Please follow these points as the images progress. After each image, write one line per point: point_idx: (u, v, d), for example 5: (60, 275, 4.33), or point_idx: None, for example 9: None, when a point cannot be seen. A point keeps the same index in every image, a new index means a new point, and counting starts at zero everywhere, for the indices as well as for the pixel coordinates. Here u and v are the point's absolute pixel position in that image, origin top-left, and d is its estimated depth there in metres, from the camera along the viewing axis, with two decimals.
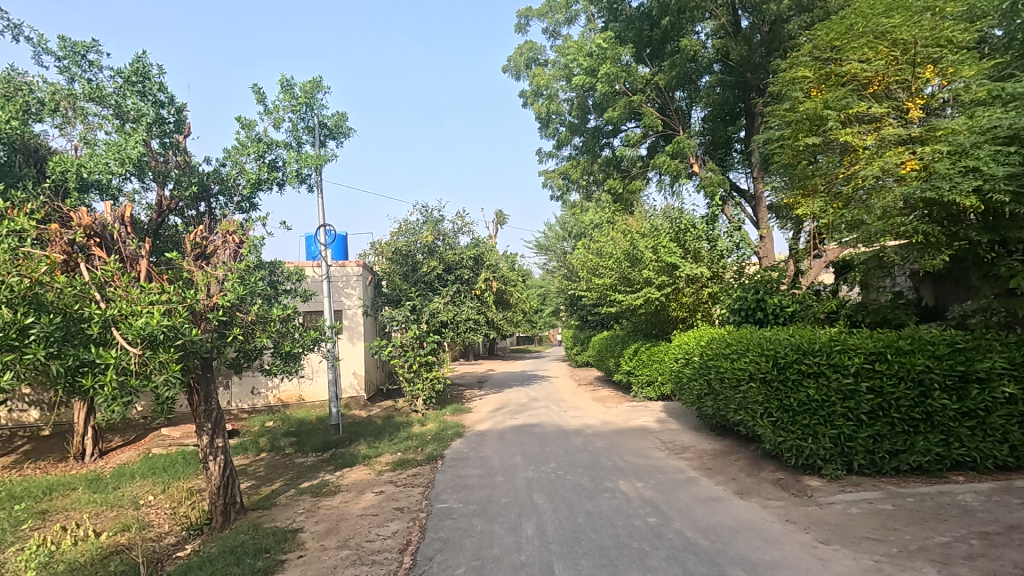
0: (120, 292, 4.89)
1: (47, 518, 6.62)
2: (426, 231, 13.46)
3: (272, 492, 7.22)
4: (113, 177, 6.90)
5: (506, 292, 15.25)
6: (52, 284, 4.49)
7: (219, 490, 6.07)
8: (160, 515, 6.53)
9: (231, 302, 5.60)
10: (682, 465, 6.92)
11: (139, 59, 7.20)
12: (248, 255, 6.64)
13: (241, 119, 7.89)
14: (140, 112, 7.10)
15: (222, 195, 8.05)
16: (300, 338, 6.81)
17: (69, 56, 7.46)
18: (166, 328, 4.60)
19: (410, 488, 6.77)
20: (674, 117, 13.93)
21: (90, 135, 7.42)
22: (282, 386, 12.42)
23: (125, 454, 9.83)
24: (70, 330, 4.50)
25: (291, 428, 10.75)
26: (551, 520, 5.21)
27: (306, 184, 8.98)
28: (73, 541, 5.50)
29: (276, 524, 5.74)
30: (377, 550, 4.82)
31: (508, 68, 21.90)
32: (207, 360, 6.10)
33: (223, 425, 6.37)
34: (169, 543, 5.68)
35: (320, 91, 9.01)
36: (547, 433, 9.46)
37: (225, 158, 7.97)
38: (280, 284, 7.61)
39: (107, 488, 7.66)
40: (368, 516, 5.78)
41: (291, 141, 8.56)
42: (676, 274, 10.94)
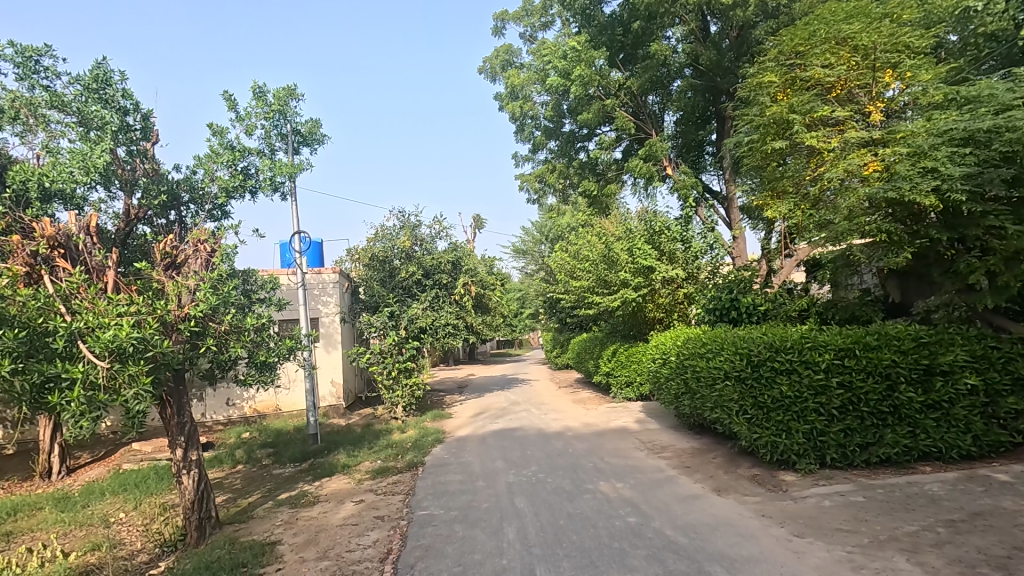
0: (86, 303, 4.76)
1: (12, 540, 6.38)
2: (404, 236, 13.41)
3: (248, 505, 7.08)
4: (78, 185, 6.74)
5: (485, 297, 15.29)
6: (15, 298, 4.40)
7: (194, 505, 5.93)
8: (132, 533, 6.36)
9: (204, 312, 5.50)
10: (661, 464, 7.01)
11: (100, 65, 7.03)
12: (220, 263, 6.49)
13: (211, 126, 7.79)
14: (104, 119, 6.93)
15: (193, 204, 7.92)
16: (275, 347, 6.70)
17: (23, 63, 7.24)
18: (136, 339, 4.52)
19: (390, 496, 6.72)
20: (647, 121, 14.16)
21: (53, 143, 7.23)
22: (258, 397, 12.21)
23: (94, 470, 9.55)
24: (35, 345, 4.39)
25: (268, 438, 10.56)
26: (532, 523, 5.23)
27: (280, 192, 8.86)
28: (39, 562, 5.34)
29: (253, 537, 5.64)
30: (357, 560, 4.78)
31: (483, 70, 21.97)
32: (178, 372, 5.94)
33: (196, 438, 6.21)
34: (142, 560, 5.55)
35: (294, 99, 8.94)
36: (528, 437, 9.46)
37: (196, 165, 7.85)
38: (254, 293, 7.46)
39: (76, 506, 7.43)
40: (347, 526, 5.72)
41: (264, 148, 8.46)
42: (653, 275, 11.09)
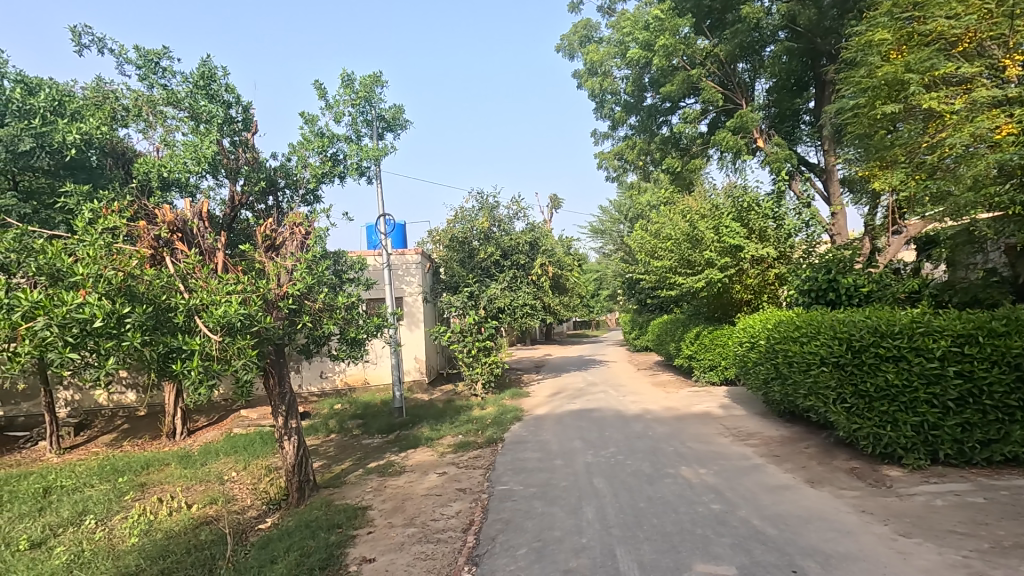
0: (201, 283, 5.23)
1: (146, 490, 7.27)
2: (483, 217, 13.63)
3: (342, 471, 7.60)
4: (191, 175, 7.37)
5: (562, 277, 15.24)
6: (143, 277, 4.91)
7: (294, 469, 6.43)
8: (243, 490, 7.04)
9: (300, 291, 5.88)
10: (747, 451, 6.71)
11: (205, 63, 7.60)
12: (314, 245, 6.87)
13: (304, 115, 8.23)
14: (212, 113, 7.51)
15: (288, 189, 8.45)
16: (364, 324, 7.03)
17: (144, 65, 7.98)
18: (243, 315, 4.91)
19: (472, 469, 6.95)
20: (736, 90, 13.37)
21: (169, 137, 7.96)
22: (348, 371, 12.98)
23: (210, 433, 10.61)
24: (160, 319, 4.90)
25: (358, 410, 11.23)
26: (611, 504, 5.21)
27: (366, 176, 9.24)
28: (168, 511, 6.05)
29: (346, 501, 6.05)
30: (441, 529, 4.99)
31: (561, 47, 21.54)
32: (279, 346, 6.38)
33: (296, 407, 6.68)
34: (252, 515, 6.13)
35: (380, 85, 9.23)
36: (606, 418, 9.39)
37: (291, 152, 8.34)
38: (344, 273, 7.83)
39: (196, 464, 8.31)
40: (431, 496, 5.98)
41: (351, 135, 8.84)
42: (741, 255, 10.54)
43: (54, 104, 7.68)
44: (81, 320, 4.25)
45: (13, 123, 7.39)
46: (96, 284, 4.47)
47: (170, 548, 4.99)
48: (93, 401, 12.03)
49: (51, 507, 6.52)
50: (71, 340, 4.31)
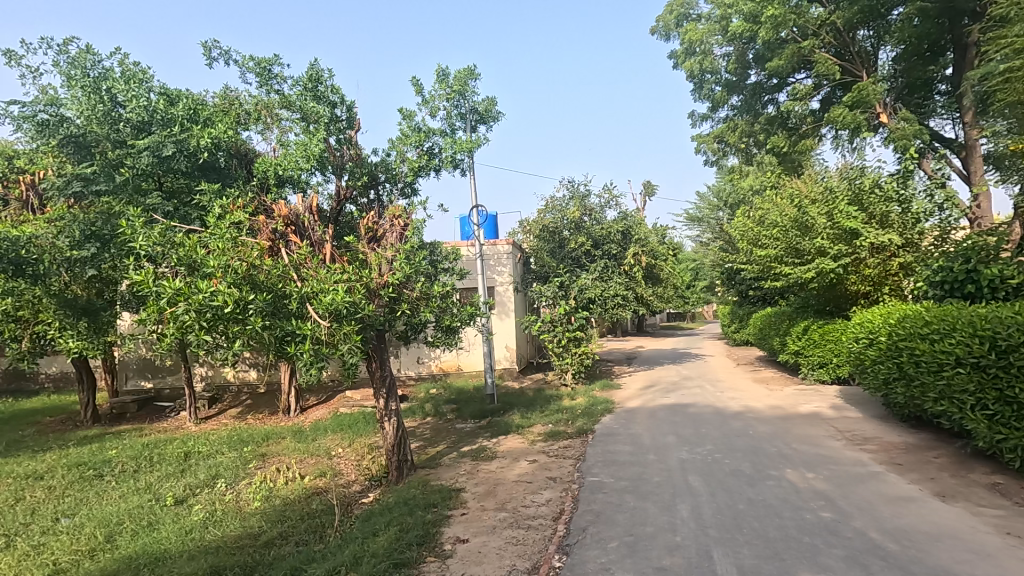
0: (312, 272, 5.63)
1: (266, 459, 8.04)
2: (574, 207, 13.60)
3: (437, 453, 7.93)
4: (302, 172, 7.97)
5: (656, 267, 14.76)
6: (263, 267, 5.39)
7: (394, 448, 6.79)
8: (348, 465, 7.57)
9: (399, 281, 6.16)
10: (863, 457, 6.14)
11: (313, 67, 8.13)
12: (413, 236, 7.14)
13: (402, 111, 8.58)
14: (319, 114, 8.06)
15: (388, 183, 8.87)
16: (458, 312, 7.22)
17: (261, 73, 8.69)
18: (349, 303, 5.23)
19: (562, 459, 6.96)
20: (856, 61, 12.24)
21: (284, 138, 8.64)
22: (443, 357, 13.48)
23: (319, 411, 11.49)
24: (278, 305, 5.36)
25: (452, 395, 11.64)
26: (708, 504, 4.99)
27: (460, 169, 9.49)
28: (285, 481, 6.65)
29: (441, 482, 6.31)
30: (532, 516, 5.05)
31: (656, 29, 20.70)
32: (380, 332, 6.72)
33: (395, 390, 7.02)
34: (356, 489, 6.57)
35: (474, 78, 9.39)
36: (702, 414, 8.99)
37: (390, 148, 8.74)
38: (439, 263, 7.91)
39: (308, 438, 9.05)
40: (522, 483, 6.07)
41: (446, 128, 9.09)
42: (857, 242, 9.66)
43: (189, 113, 8.60)
44: (213, 305, 4.78)
45: (157, 131, 8.35)
46: (225, 273, 5.01)
47: (287, 513, 5.49)
48: (223, 378, 13.47)
49: (191, 470, 7.41)
50: (205, 323, 4.88)
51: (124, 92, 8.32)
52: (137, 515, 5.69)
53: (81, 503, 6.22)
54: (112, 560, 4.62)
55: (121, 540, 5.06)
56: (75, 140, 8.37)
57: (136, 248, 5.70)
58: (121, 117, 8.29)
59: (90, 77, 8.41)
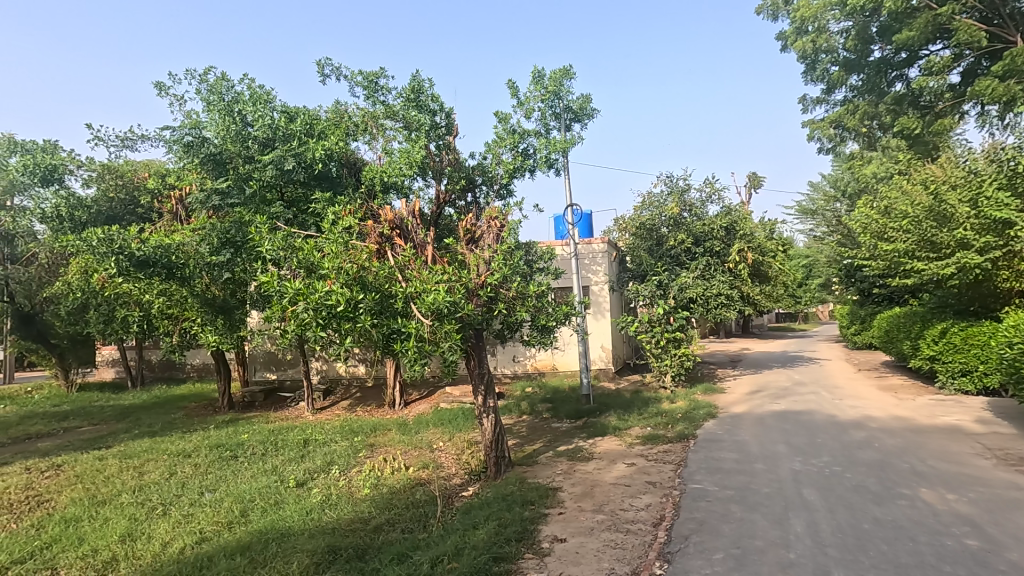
0: (415, 273, 5.87)
1: (374, 449, 8.56)
2: (673, 202, 13.20)
3: (533, 451, 8.00)
4: (406, 178, 8.40)
5: (763, 264, 13.83)
6: (372, 268, 5.72)
7: (491, 445, 6.94)
8: (449, 458, 7.87)
9: (497, 281, 6.28)
10: (1019, 480, 5.34)
11: (415, 78, 8.53)
12: (509, 236, 7.21)
13: (498, 115, 8.76)
14: (421, 122, 8.46)
15: (485, 185, 9.09)
16: (554, 312, 7.19)
17: (368, 87, 9.27)
18: (450, 302, 5.40)
19: (662, 464, 6.73)
20: (1009, 24, 10.69)
21: (388, 146, 9.14)
22: (538, 356, 13.57)
23: (421, 405, 12.04)
24: (384, 305, 5.66)
25: (547, 394, 11.69)
26: (826, 520, 4.60)
27: (555, 168, 9.52)
28: (392, 470, 7.05)
29: (538, 480, 6.36)
30: (631, 520, 4.94)
31: (763, 9, 19.40)
32: (478, 331, 6.85)
33: (493, 387, 7.16)
34: (457, 482, 6.81)
35: (569, 77, 9.36)
36: (818, 423, 8.29)
37: (486, 151, 8.97)
38: (535, 264, 7.98)
39: (412, 431, 9.52)
40: (620, 485, 5.96)
41: (541, 129, 9.15)
42: (1011, 232, 8.53)
43: (306, 127, 9.37)
44: (328, 304, 5.20)
45: (280, 146, 9.19)
46: (338, 275, 5.42)
47: (394, 501, 5.81)
48: (336, 371, 14.56)
49: (309, 456, 8.08)
50: (321, 321, 5.34)
51: (253, 113, 9.25)
52: (266, 493, 6.31)
53: (221, 480, 7.00)
54: (247, 532, 5.14)
55: (253, 515, 5.63)
56: (213, 158, 9.45)
57: (264, 253, 6.33)
58: (250, 135, 9.22)
59: (225, 100, 9.41)
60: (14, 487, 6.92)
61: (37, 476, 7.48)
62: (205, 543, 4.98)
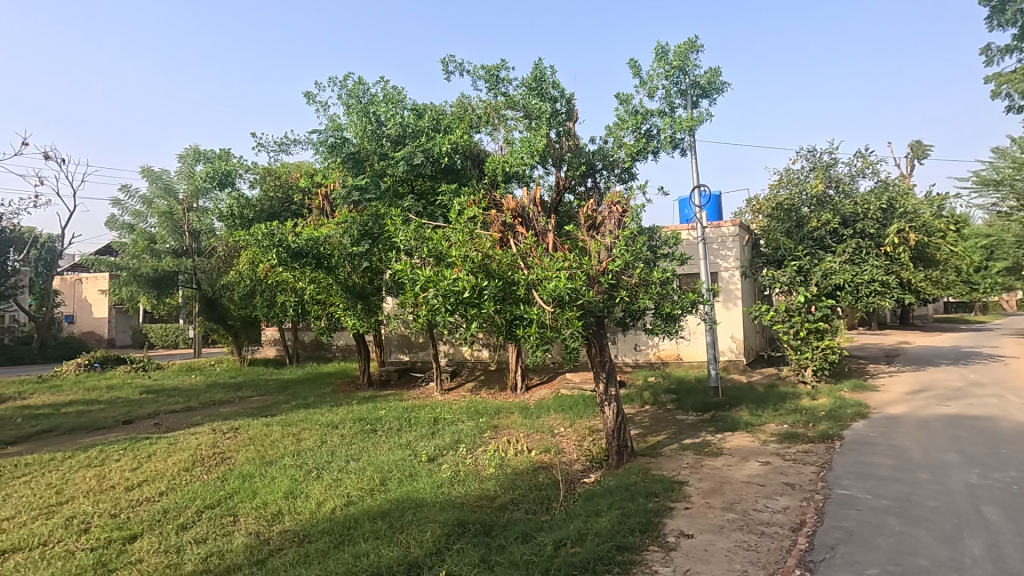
0: (536, 260, 5.91)
1: (498, 431, 8.88)
2: (816, 179, 12.13)
3: (657, 442, 7.77)
4: (527, 167, 8.51)
5: (929, 246, 12.05)
6: (495, 256, 5.90)
7: (613, 433, 6.85)
8: (570, 444, 7.92)
9: (619, 267, 6.14)
10: None
11: (537, 66, 8.57)
12: (631, 222, 6.97)
13: (619, 96, 8.53)
14: (541, 110, 8.51)
15: (606, 170, 8.94)
16: (679, 300, 6.84)
17: (489, 79, 9.49)
18: (571, 289, 5.39)
19: (802, 465, 6.19)
20: None
21: (510, 136, 9.31)
22: (661, 345, 13.11)
23: (543, 391, 12.24)
24: (507, 291, 5.80)
25: (671, 385, 11.27)
26: (1013, 545, 3.92)
27: (680, 149, 9.07)
28: (515, 452, 7.27)
29: (663, 472, 6.18)
30: (767, 522, 4.61)
31: None
32: (599, 318, 6.73)
33: (615, 375, 7.04)
34: (578, 468, 6.84)
35: (696, 50, 8.82)
36: (1001, 432, 7.08)
37: (608, 135, 8.79)
38: (659, 250, 7.64)
39: (533, 416, 9.72)
40: (753, 484, 5.59)
41: (665, 108, 8.75)
42: None
43: (433, 123, 9.88)
44: (454, 291, 5.50)
45: (410, 143, 9.77)
46: (464, 263, 5.69)
47: (518, 482, 5.99)
48: (462, 355, 15.29)
49: (439, 433, 8.60)
50: (449, 307, 5.65)
51: (386, 113, 9.88)
52: (402, 466, 6.84)
53: (363, 450, 7.72)
54: (386, 500, 5.63)
55: (391, 485, 6.13)
56: (353, 156, 10.31)
57: (399, 243, 6.80)
58: (384, 134, 9.89)
59: (362, 103, 10.19)
60: (204, 445, 8.22)
61: (221, 436, 8.80)
62: (351, 506, 5.53)
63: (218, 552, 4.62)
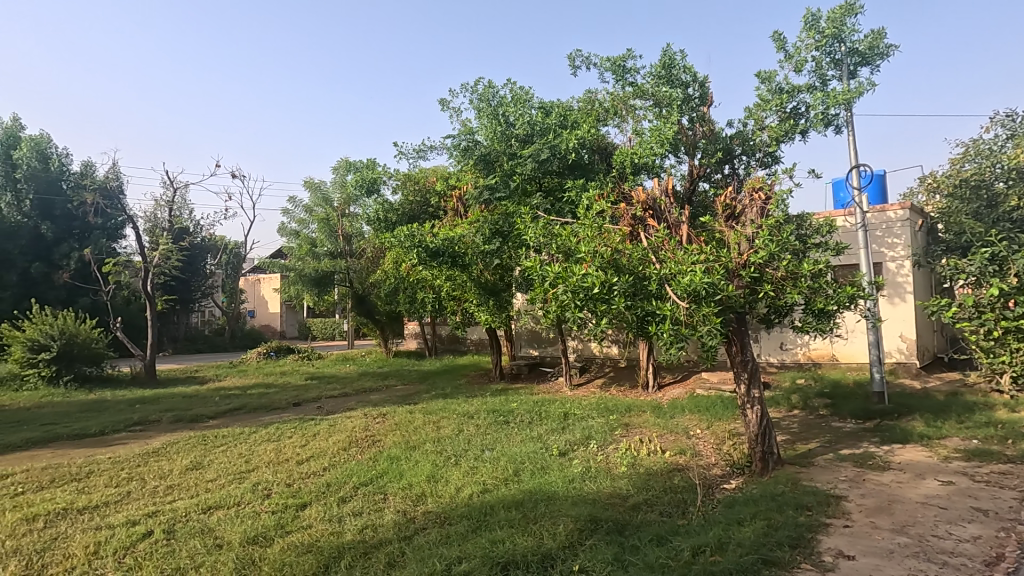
0: (669, 254, 5.67)
1: (629, 429, 8.70)
2: (1015, 150, 10.29)
3: (809, 451, 7.08)
4: (657, 157, 8.21)
5: None
6: (625, 250, 5.78)
7: (757, 438, 6.36)
8: (707, 447, 7.52)
9: (762, 259, 5.69)
10: None
11: (666, 52, 8.23)
12: (776, 209, 6.37)
13: (761, 74, 7.90)
14: (671, 96, 8.16)
15: (745, 155, 8.33)
16: (835, 294, 6.11)
17: (616, 70, 9.29)
18: (708, 284, 5.10)
19: (998, 489, 5.23)
20: None
21: (639, 126, 9.05)
22: (812, 344, 11.90)
23: (676, 390, 11.74)
24: (638, 287, 5.65)
25: (825, 388, 10.18)
26: None
27: (834, 125, 8.14)
28: (648, 452, 7.07)
29: (816, 484, 5.60)
30: (950, 551, 3.98)
31: None
32: (740, 315, 6.23)
33: (758, 376, 6.51)
34: (717, 473, 6.47)
35: (853, 12, 7.85)
36: None
37: (748, 117, 8.19)
38: (809, 239, 6.92)
39: (666, 415, 9.37)
40: (931, 506, 4.85)
41: (815, 82, 7.92)
42: None
43: (560, 120, 9.95)
44: (584, 287, 5.54)
45: (538, 140, 9.93)
46: (593, 258, 5.69)
47: (651, 483, 5.82)
48: (591, 351, 15.22)
49: (569, 428, 8.65)
50: (579, 303, 5.68)
51: (514, 113, 10.18)
52: (534, 458, 7.00)
53: (497, 441, 8.03)
54: (520, 490, 5.80)
55: (524, 476, 6.30)
56: (484, 158, 10.72)
57: (528, 240, 6.96)
58: (512, 134, 10.17)
59: (492, 106, 10.56)
60: (358, 427, 9.12)
61: (372, 420, 9.70)
62: (487, 494, 5.78)
63: (372, 525, 5.10)
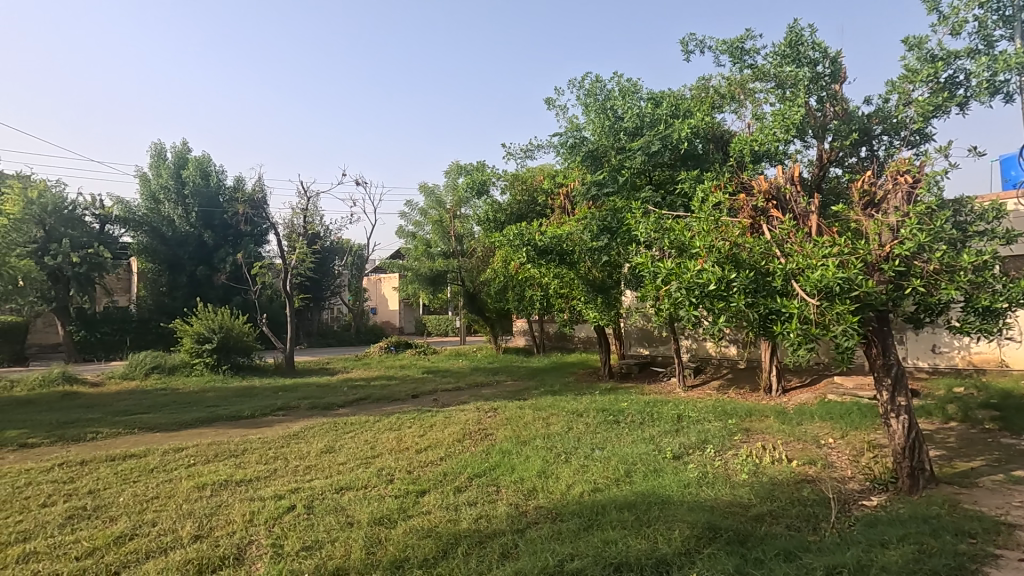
0: (796, 246, 5.22)
1: (750, 434, 8.16)
2: None
3: (971, 470, 6.16)
4: (781, 143, 7.60)
5: None
6: (745, 245, 5.44)
7: (903, 452, 5.65)
8: (842, 459, 6.83)
9: (909, 251, 5.04)
10: None
11: (791, 28, 7.61)
12: (926, 194, 5.61)
13: (909, 41, 7.04)
14: (797, 76, 7.52)
15: (886, 135, 7.46)
16: (1004, 290, 5.26)
17: (732, 53, 8.74)
18: (843, 279, 4.64)
19: None
20: None
21: (759, 111, 8.45)
22: (974, 347, 10.35)
23: (804, 395, 10.80)
24: (760, 283, 5.28)
25: (991, 399, 8.80)
26: None
27: (1003, 94, 7.01)
28: (772, 460, 6.58)
29: (980, 509, 4.87)
30: None
31: None
32: (882, 313, 5.57)
33: (905, 382, 5.77)
34: (855, 488, 5.85)
35: None
36: None
37: (890, 91, 7.33)
38: (970, 227, 6.02)
39: (793, 422, 8.66)
40: None
41: (978, 45, 6.91)
42: None
43: (671, 110, 9.58)
44: (699, 284, 5.31)
45: (648, 132, 9.63)
46: (709, 253, 5.43)
47: (777, 493, 5.41)
48: (706, 351, 14.49)
49: (683, 431, 8.30)
50: (694, 301, 5.45)
51: (623, 106, 10.02)
52: (646, 460, 6.81)
53: (607, 440, 7.92)
54: (631, 491, 5.68)
55: (636, 477, 6.16)
56: (591, 154, 10.61)
57: (639, 236, 6.78)
58: (621, 127, 9.96)
59: (600, 101, 10.43)
60: (471, 420, 9.47)
61: (484, 415, 10.01)
62: (598, 493, 5.73)
63: (486, 515, 5.27)
